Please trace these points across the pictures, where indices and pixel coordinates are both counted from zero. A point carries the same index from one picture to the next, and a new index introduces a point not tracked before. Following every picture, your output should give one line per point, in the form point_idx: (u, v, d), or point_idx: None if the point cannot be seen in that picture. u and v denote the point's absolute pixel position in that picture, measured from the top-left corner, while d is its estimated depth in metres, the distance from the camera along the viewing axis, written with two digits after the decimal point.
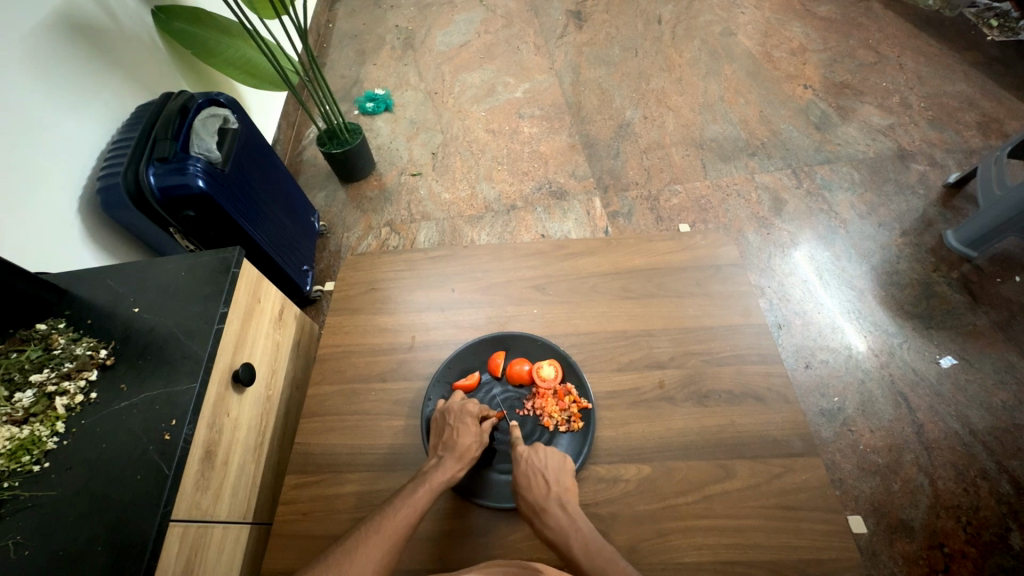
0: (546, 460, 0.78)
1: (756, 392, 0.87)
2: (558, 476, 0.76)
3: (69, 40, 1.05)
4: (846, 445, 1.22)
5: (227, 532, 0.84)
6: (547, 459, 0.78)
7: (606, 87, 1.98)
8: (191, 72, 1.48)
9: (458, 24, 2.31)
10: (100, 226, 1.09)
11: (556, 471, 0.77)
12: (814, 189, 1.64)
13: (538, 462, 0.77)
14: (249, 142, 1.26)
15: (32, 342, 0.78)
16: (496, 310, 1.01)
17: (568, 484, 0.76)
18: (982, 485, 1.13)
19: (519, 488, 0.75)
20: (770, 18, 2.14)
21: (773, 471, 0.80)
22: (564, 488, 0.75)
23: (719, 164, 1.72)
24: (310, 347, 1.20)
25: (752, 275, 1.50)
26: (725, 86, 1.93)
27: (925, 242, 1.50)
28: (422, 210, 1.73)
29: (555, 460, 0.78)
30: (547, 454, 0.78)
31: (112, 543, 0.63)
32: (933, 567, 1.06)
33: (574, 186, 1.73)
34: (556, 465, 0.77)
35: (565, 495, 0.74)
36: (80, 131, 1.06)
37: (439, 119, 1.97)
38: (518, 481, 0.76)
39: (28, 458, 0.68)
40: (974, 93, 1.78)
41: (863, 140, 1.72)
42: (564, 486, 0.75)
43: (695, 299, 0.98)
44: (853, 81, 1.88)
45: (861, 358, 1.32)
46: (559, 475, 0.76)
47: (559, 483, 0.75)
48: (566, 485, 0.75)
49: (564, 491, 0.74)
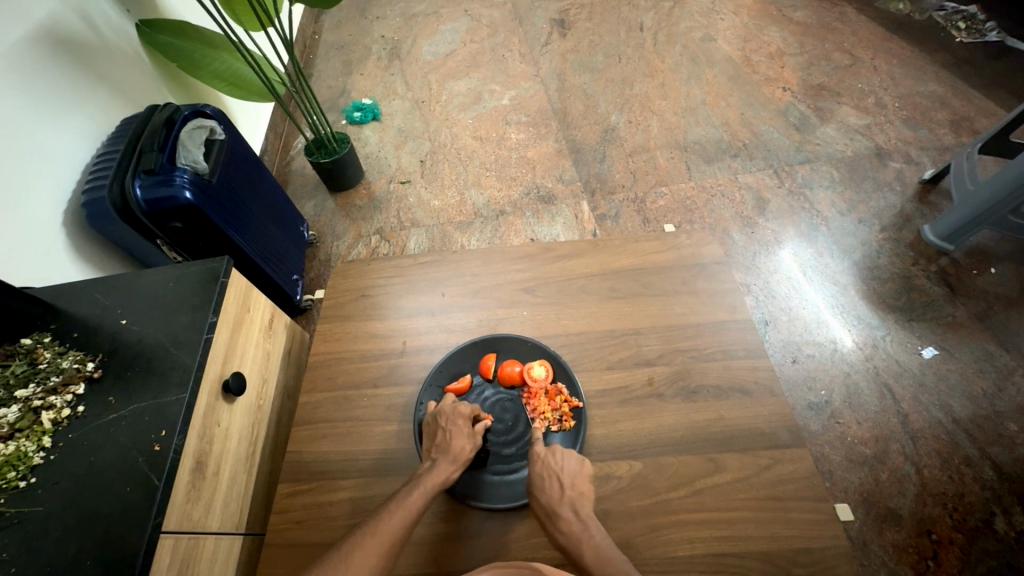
0: (563, 463, 0.78)
1: (742, 386, 0.89)
2: (573, 481, 0.76)
3: (52, 55, 1.05)
4: (834, 436, 1.23)
5: (220, 542, 0.83)
6: (564, 462, 0.78)
7: (591, 93, 2.01)
8: (176, 85, 1.48)
9: (443, 34, 2.33)
10: (86, 238, 1.09)
11: (572, 475, 0.77)
12: (796, 189, 1.67)
13: (555, 466, 0.77)
14: (236, 153, 1.26)
15: (17, 356, 0.77)
16: (486, 313, 1.02)
17: (583, 490, 0.76)
18: (967, 472, 1.16)
19: (534, 489, 0.76)
20: (748, 24, 2.19)
21: (762, 462, 0.81)
22: (578, 494, 0.75)
23: (703, 165, 1.76)
24: (302, 356, 1.20)
25: (738, 273, 1.52)
26: (707, 90, 1.97)
27: (904, 237, 1.53)
28: (412, 217, 1.74)
29: (571, 464, 0.78)
30: (564, 457, 0.79)
31: (102, 557, 0.62)
32: (922, 554, 1.08)
33: (561, 190, 1.75)
34: (572, 469, 0.78)
35: (578, 500, 0.74)
36: (64, 146, 1.06)
37: (426, 127, 1.99)
38: (533, 482, 0.77)
39: (14, 474, 0.67)
40: (945, 92, 1.84)
41: (842, 140, 1.76)
42: (578, 490, 0.75)
43: (680, 297, 1.00)
44: (830, 83, 1.93)
45: (847, 352, 1.35)
46: (575, 479, 0.77)
47: (573, 488, 0.75)
48: (580, 490, 0.75)
49: (578, 496, 0.74)
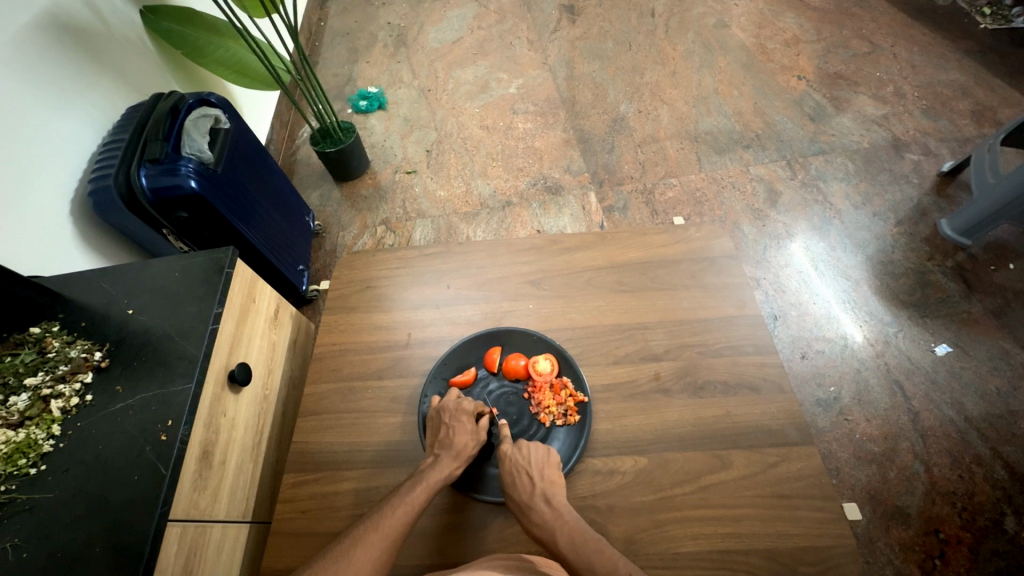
0: (529, 456, 0.80)
1: (751, 383, 0.87)
2: (541, 471, 0.78)
3: (57, 42, 1.05)
4: (842, 434, 1.22)
5: (227, 530, 0.84)
6: (530, 454, 0.80)
7: (600, 81, 1.97)
8: (182, 73, 1.48)
9: (451, 21, 2.30)
10: (93, 227, 1.09)
11: (540, 465, 0.79)
12: (809, 180, 1.64)
13: (522, 459, 0.80)
14: (241, 142, 1.25)
15: (26, 345, 0.78)
16: (491, 306, 1.01)
17: (553, 478, 0.77)
18: (978, 471, 1.14)
19: (505, 487, 0.76)
20: (763, 9, 2.13)
21: (769, 460, 0.80)
22: (549, 482, 0.76)
23: (714, 157, 1.72)
24: (307, 346, 1.20)
25: (748, 267, 1.50)
26: (719, 78, 1.92)
27: (920, 231, 1.50)
28: (417, 208, 1.73)
29: (538, 455, 0.80)
30: (530, 450, 0.81)
31: (111, 545, 0.63)
32: (929, 553, 1.07)
33: (569, 181, 1.73)
34: (539, 458, 0.80)
35: (550, 489, 0.75)
36: (70, 134, 1.06)
37: (433, 116, 1.96)
38: (504, 480, 0.78)
39: (24, 461, 0.68)
40: (968, 81, 1.78)
41: (857, 130, 1.72)
42: (549, 479, 0.76)
43: (689, 292, 0.98)
44: (847, 71, 1.88)
45: (858, 348, 1.33)
46: (544, 469, 0.78)
47: (543, 478, 0.76)
48: (550, 479, 0.77)
49: (549, 485, 0.76)
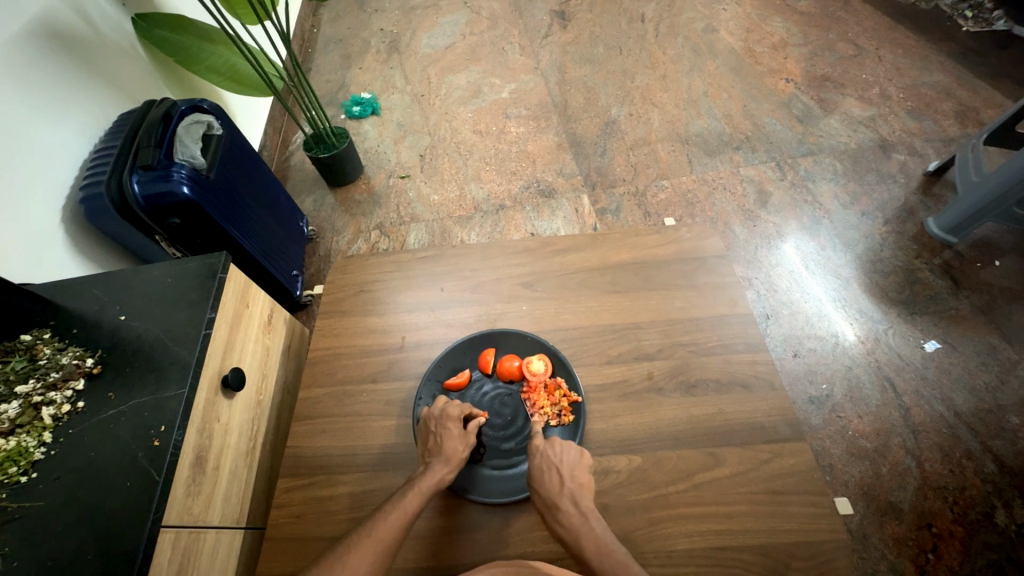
0: (562, 454, 0.78)
1: (743, 380, 0.88)
2: (572, 472, 0.77)
3: (47, 50, 1.05)
4: (835, 431, 1.23)
5: (221, 535, 0.84)
6: (564, 454, 0.78)
7: (591, 85, 1.99)
8: (173, 80, 1.48)
9: (443, 27, 2.31)
10: (84, 234, 1.09)
11: (571, 465, 0.77)
12: (798, 181, 1.66)
13: (555, 456, 0.78)
14: (234, 148, 1.25)
15: (17, 352, 0.77)
16: (484, 308, 1.01)
17: (583, 481, 0.76)
18: (968, 466, 1.15)
19: (535, 480, 0.76)
20: (751, 14, 2.16)
21: (761, 456, 0.81)
22: (578, 486, 0.75)
23: (705, 158, 1.74)
24: (301, 351, 1.20)
25: (739, 267, 1.51)
26: (709, 81, 1.95)
27: (908, 230, 1.52)
28: (411, 212, 1.73)
29: (571, 455, 0.78)
30: (563, 448, 0.79)
31: (103, 551, 0.63)
32: (922, 548, 1.08)
33: (562, 184, 1.74)
34: (572, 460, 0.78)
35: (579, 492, 0.74)
36: (61, 141, 1.06)
37: (425, 121, 1.97)
38: (533, 475, 0.77)
39: (15, 469, 0.68)
40: (951, 82, 1.81)
41: (845, 131, 1.75)
42: (578, 482, 0.76)
43: (680, 291, 0.99)
44: (834, 73, 1.91)
45: (849, 346, 1.34)
46: (575, 471, 0.77)
47: (573, 480, 0.76)
48: (580, 482, 0.76)
49: (578, 488, 0.75)
